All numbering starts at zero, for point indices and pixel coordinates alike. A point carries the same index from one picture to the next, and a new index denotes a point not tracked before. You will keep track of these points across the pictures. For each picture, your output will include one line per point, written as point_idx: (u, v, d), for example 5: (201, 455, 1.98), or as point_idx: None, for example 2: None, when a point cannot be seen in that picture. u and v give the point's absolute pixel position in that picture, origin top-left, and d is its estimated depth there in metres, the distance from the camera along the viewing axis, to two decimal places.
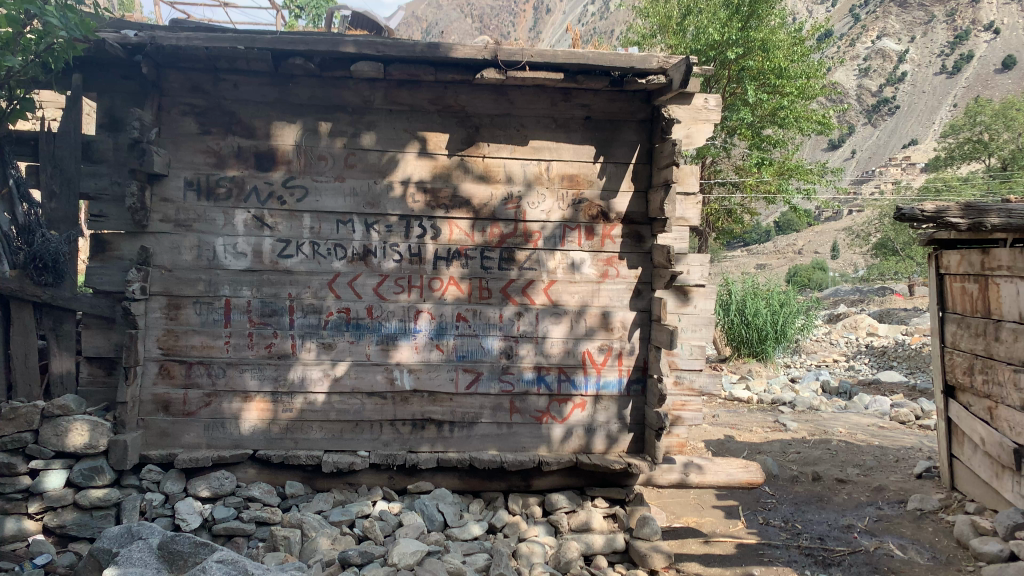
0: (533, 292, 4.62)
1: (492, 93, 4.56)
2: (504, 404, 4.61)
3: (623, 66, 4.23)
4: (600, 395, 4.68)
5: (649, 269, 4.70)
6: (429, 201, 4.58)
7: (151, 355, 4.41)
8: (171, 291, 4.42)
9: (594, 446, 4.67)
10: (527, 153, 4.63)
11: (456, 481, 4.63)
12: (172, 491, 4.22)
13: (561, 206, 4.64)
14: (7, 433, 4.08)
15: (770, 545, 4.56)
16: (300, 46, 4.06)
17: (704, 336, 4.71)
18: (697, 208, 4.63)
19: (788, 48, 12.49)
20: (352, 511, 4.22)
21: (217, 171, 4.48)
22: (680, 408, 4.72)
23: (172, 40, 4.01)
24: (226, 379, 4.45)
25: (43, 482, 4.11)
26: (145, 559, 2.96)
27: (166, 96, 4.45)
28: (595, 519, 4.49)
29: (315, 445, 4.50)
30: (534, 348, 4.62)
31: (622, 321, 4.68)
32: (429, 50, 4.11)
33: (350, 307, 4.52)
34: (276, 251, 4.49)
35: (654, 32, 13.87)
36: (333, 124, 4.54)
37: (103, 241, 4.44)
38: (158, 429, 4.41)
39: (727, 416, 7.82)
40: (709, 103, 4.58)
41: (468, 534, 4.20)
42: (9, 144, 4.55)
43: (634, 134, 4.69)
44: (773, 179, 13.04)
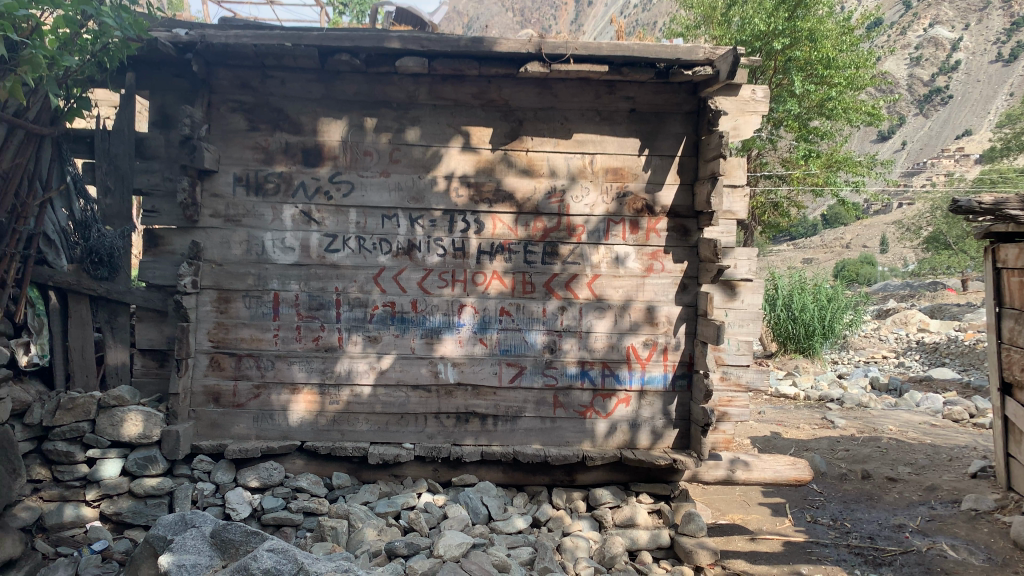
0: (577, 286, 4.61)
1: (536, 87, 4.56)
2: (548, 399, 4.61)
3: (669, 58, 4.19)
4: (645, 390, 4.64)
5: (695, 263, 4.64)
6: (473, 196, 4.59)
7: (202, 348, 4.51)
8: (222, 284, 4.51)
9: (639, 442, 4.64)
10: (571, 146, 4.62)
11: (500, 475, 4.65)
12: (223, 481, 4.32)
13: (605, 200, 4.62)
14: (65, 423, 4.20)
15: (818, 544, 4.49)
16: (345, 42, 4.10)
17: (751, 331, 4.64)
18: (745, 200, 4.59)
19: (836, 37, 12.20)
20: (398, 503, 4.26)
21: (265, 167, 4.55)
22: (727, 404, 4.67)
23: (221, 38, 4.11)
24: (275, 371, 4.53)
25: (99, 470, 4.22)
26: (199, 546, 3.00)
27: (216, 93, 4.53)
28: (640, 515, 4.47)
29: (362, 437, 4.55)
30: (578, 342, 4.61)
31: (668, 316, 4.64)
32: (472, 44, 4.11)
33: (395, 301, 4.56)
34: (324, 246, 4.54)
35: (699, 23, 13.69)
36: (378, 119, 4.58)
37: (155, 236, 4.54)
38: (209, 420, 4.50)
39: (774, 413, 7.70)
40: (757, 94, 4.53)
41: (512, 527, 4.20)
42: (66, 142, 4.64)
43: (679, 127, 4.64)
44: (821, 171, 12.78)
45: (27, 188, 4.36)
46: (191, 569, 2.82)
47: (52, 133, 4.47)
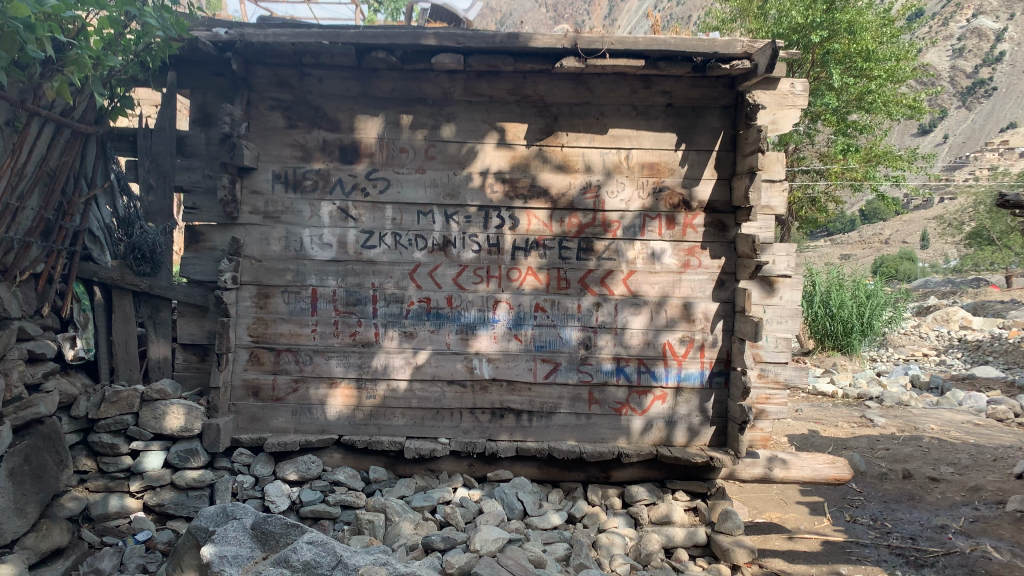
0: (612, 283, 4.59)
1: (571, 82, 4.52)
2: (583, 395, 4.60)
3: (706, 52, 4.15)
4: (681, 387, 4.61)
5: (733, 259, 4.59)
6: (507, 191, 4.59)
7: (242, 343, 4.58)
8: (261, 280, 4.57)
9: (675, 439, 4.61)
10: (606, 141, 4.60)
11: (535, 470, 4.66)
12: (262, 474, 4.38)
13: (641, 195, 4.59)
14: (109, 415, 4.28)
15: (858, 544, 4.42)
16: (382, 39, 4.13)
17: (790, 328, 4.58)
18: (783, 195, 4.52)
19: (876, 29, 11.97)
20: (434, 497, 4.28)
21: (303, 164, 4.60)
22: (764, 402, 4.61)
23: (259, 36, 4.18)
24: (313, 366, 4.58)
25: (143, 462, 4.31)
26: (240, 538, 3.04)
27: (255, 91, 4.58)
28: (676, 512, 4.44)
29: (398, 431, 4.59)
30: (613, 338, 4.59)
31: (704, 312, 4.60)
32: (508, 40, 4.11)
33: (430, 297, 4.58)
34: (360, 242, 4.58)
35: (735, 17, 13.49)
36: (414, 116, 4.61)
37: (196, 232, 4.62)
38: (249, 414, 4.57)
39: (811, 411, 7.59)
40: (796, 88, 4.45)
41: (547, 523, 4.20)
42: (109, 140, 4.73)
43: (717, 121, 4.59)
44: (860, 166, 12.54)
45: (74, 185, 4.44)
46: (233, 560, 2.86)
47: (97, 132, 4.55)
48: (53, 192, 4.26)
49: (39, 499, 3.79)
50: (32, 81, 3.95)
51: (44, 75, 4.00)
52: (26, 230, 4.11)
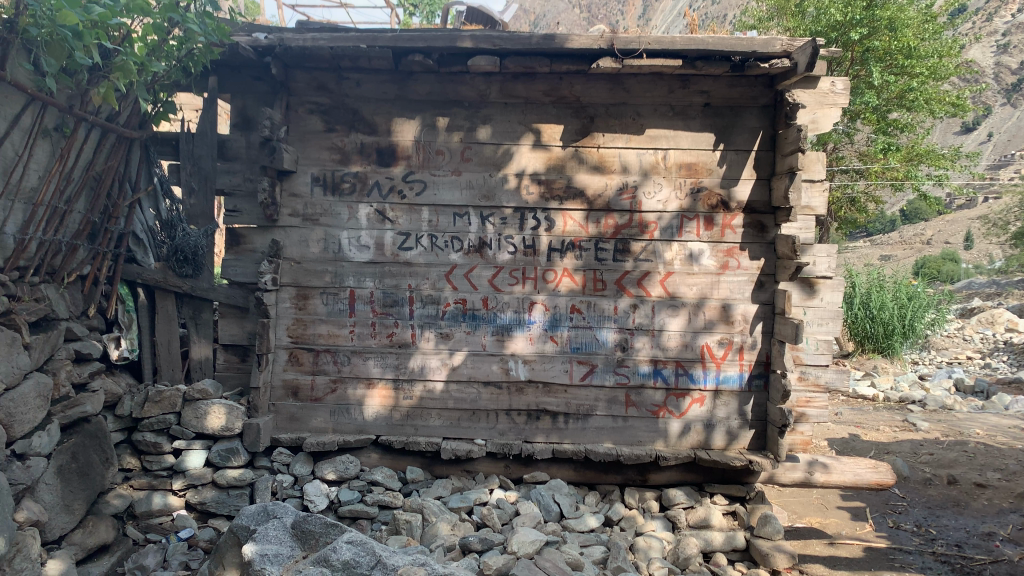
0: (650, 284, 4.56)
1: (608, 83, 4.52)
2: (620, 398, 4.57)
3: (745, 51, 4.11)
4: (720, 390, 4.56)
5: (772, 260, 4.53)
6: (543, 193, 4.59)
7: (282, 343, 4.63)
8: (300, 281, 4.62)
9: (713, 442, 4.56)
10: (643, 142, 4.57)
11: (571, 473, 4.64)
12: (301, 473, 4.42)
13: (678, 195, 4.56)
14: (153, 415, 4.37)
15: (902, 550, 4.34)
16: (418, 42, 4.16)
17: (831, 330, 4.50)
18: (824, 195, 4.45)
19: (918, 25, 11.73)
20: (471, 498, 4.29)
21: (341, 167, 4.64)
22: (805, 405, 4.55)
23: (298, 40, 4.19)
24: (351, 367, 4.61)
25: (185, 461, 4.39)
26: (280, 536, 3.07)
27: (294, 95, 4.64)
28: (715, 516, 4.39)
29: (435, 432, 4.61)
30: (650, 340, 4.56)
31: (743, 314, 4.55)
32: (544, 41, 4.11)
33: (466, 298, 4.59)
34: (397, 244, 4.62)
35: (772, 15, 13.29)
36: (450, 118, 4.63)
37: (237, 234, 4.69)
38: (289, 414, 4.62)
39: (852, 414, 7.45)
40: (837, 86, 4.39)
41: (584, 526, 4.19)
42: (153, 144, 4.81)
43: (755, 120, 4.54)
44: (901, 165, 12.30)
45: (119, 189, 4.52)
46: (273, 558, 2.89)
47: (141, 136, 4.63)
48: (99, 195, 4.35)
49: (86, 496, 3.88)
50: (79, 87, 4.04)
51: (91, 81, 4.07)
52: (73, 233, 4.20)
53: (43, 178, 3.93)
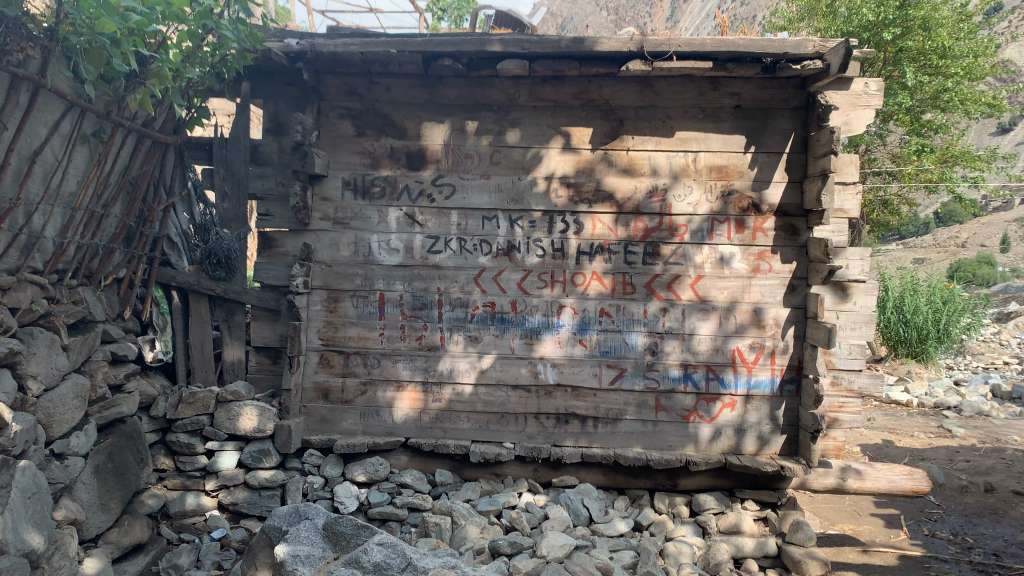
0: (680, 287, 4.53)
1: (637, 85, 4.50)
2: (649, 402, 4.54)
3: (776, 53, 4.08)
4: (751, 395, 4.52)
5: (805, 264, 4.48)
6: (573, 196, 4.59)
7: (313, 346, 4.68)
8: (331, 285, 4.67)
9: (744, 447, 4.52)
10: (673, 144, 4.55)
11: (600, 477, 4.61)
12: (332, 475, 4.45)
13: (709, 198, 4.52)
14: (187, 416, 4.42)
15: (938, 559, 4.26)
16: (448, 47, 4.19)
17: (864, 334, 4.45)
18: (858, 198, 4.40)
19: (953, 25, 11.52)
20: (500, 501, 4.30)
21: (372, 171, 4.68)
22: (837, 410, 4.48)
23: (330, 46, 4.26)
24: (381, 369, 4.64)
25: (218, 462, 4.44)
26: (312, 538, 3.09)
27: (325, 100, 4.70)
28: (746, 522, 4.35)
29: (463, 435, 4.62)
30: (680, 344, 4.53)
31: (775, 318, 4.50)
32: (574, 44, 4.11)
33: (495, 301, 4.60)
34: (426, 247, 4.64)
35: (803, 16, 13.06)
36: (479, 122, 4.65)
37: (269, 238, 4.76)
38: (319, 416, 4.66)
39: (885, 420, 7.34)
40: (870, 87, 4.32)
41: (613, 530, 4.17)
42: (187, 150, 4.88)
43: (787, 122, 4.49)
44: (935, 167, 12.09)
45: (154, 194, 4.60)
46: (305, 559, 2.91)
47: (176, 141, 4.70)
48: (135, 200, 4.42)
49: (122, 495, 3.94)
50: (116, 93, 4.08)
51: (128, 88, 4.12)
52: (110, 237, 4.28)
53: (81, 183, 3.99)
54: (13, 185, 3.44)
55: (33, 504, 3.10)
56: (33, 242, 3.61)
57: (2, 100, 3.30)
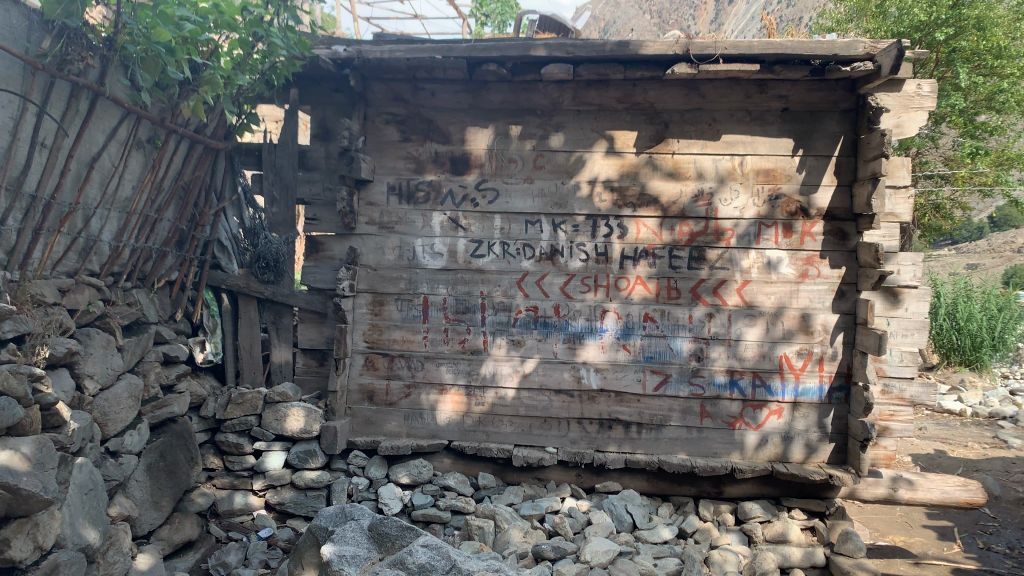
0: (726, 292, 4.48)
1: (682, 88, 4.47)
2: (694, 408, 4.50)
3: (825, 54, 4.01)
4: (799, 402, 4.44)
5: (854, 269, 4.40)
6: (616, 201, 4.57)
7: (358, 348, 4.73)
8: (376, 288, 4.72)
9: (791, 455, 4.44)
10: (719, 147, 4.50)
11: (644, 483, 4.58)
12: (376, 476, 4.49)
13: (756, 202, 4.47)
14: (236, 416, 4.52)
15: (993, 573, 4.14)
16: (493, 52, 4.21)
17: (916, 341, 4.32)
18: (909, 202, 4.30)
19: (1010, 23, 11.06)
20: (543, 506, 4.29)
21: (416, 176, 4.73)
22: (888, 419, 4.39)
23: (376, 53, 4.30)
24: (424, 372, 4.68)
25: (265, 462, 4.51)
26: (358, 538, 3.12)
27: (371, 106, 4.77)
28: (793, 531, 4.27)
29: (506, 439, 4.63)
30: (726, 350, 4.47)
31: (824, 324, 4.41)
32: (618, 48, 4.10)
33: (538, 305, 4.60)
34: (470, 251, 4.67)
35: (851, 17, 12.29)
36: (523, 126, 4.66)
37: (316, 242, 4.83)
38: (364, 418, 4.70)
39: (938, 429, 7.15)
40: (923, 88, 4.21)
41: (658, 537, 4.13)
42: (237, 155, 4.97)
43: (836, 125, 4.42)
44: (991, 169, 11.63)
45: (205, 198, 4.70)
46: (351, 560, 2.94)
47: (226, 147, 4.79)
48: (187, 205, 4.52)
49: (173, 493, 4.03)
50: (170, 100, 4.18)
51: (181, 95, 4.21)
52: (162, 241, 4.39)
53: (136, 189, 4.10)
54: (72, 190, 3.56)
55: (89, 499, 3.19)
56: (91, 244, 3.72)
57: (63, 108, 3.41)
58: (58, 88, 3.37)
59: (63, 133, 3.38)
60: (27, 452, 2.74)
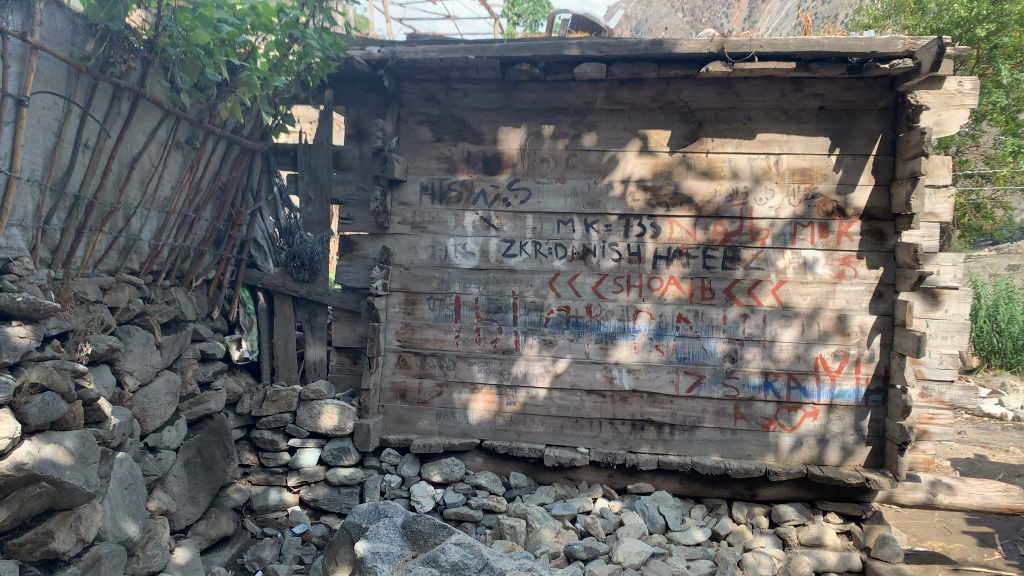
0: (761, 293, 4.44)
1: (717, 86, 4.44)
2: (728, 410, 4.46)
3: (863, 52, 3.95)
4: (835, 404, 4.38)
5: (893, 270, 4.32)
6: (650, 199, 4.55)
7: (391, 347, 4.76)
8: (409, 287, 4.75)
9: (827, 458, 4.39)
10: (754, 146, 4.46)
11: (677, 485, 4.55)
12: (408, 474, 4.52)
13: (792, 202, 4.42)
14: (271, 413, 4.59)
15: None
16: (526, 52, 4.21)
17: (956, 344, 4.24)
18: (949, 201, 4.21)
19: None
20: (574, 506, 4.28)
21: (449, 176, 4.75)
22: (927, 422, 4.30)
23: (410, 53, 4.33)
24: (456, 371, 4.69)
25: (300, 459, 4.56)
26: (391, 535, 3.14)
27: (405, 107, 4.80)
28: (828, 535, 4.22)
29: (537, 438, 4.63)
30: (761, 351, 4.43)
31: (861, 325, 4.35)
32: (653, 47, 4.08)
33: (570, 305, 4.59)
34: (502, 251, 4.67)
35: (888, 13, 10.90)
36: (556, 126, 4.66)
37: (351, 241, 4.88)
38: (397, 416, 4.73)
39: (978, 434, 7.00)
40: (965, 85, 4.15)
41: (691, 539, 4.10)
42: (273, 155, 5.03)
43: (874, 124, 4.35)
44: None
45: (242, 198, 4.77)
46: (384, 556, 2.96)
47: (263, 147, 4.85)
48: (224, 204, 4.59)
49: (210, 488, 4.10)
50: (208, 101, 4.24)
51: (219, 96, 4.27)
52: (201, 240, 4.47)
53: (175, 189, 4.17)
54: (114, 190, 3.63)
55: (129, 494, 3.26)
56: (132, 243, 3.79)
57: (105, 110, 3.48)
58: (101, 90, 3.44)
59: (106, 134, 3.45)
60: (70, 446, 2.81)
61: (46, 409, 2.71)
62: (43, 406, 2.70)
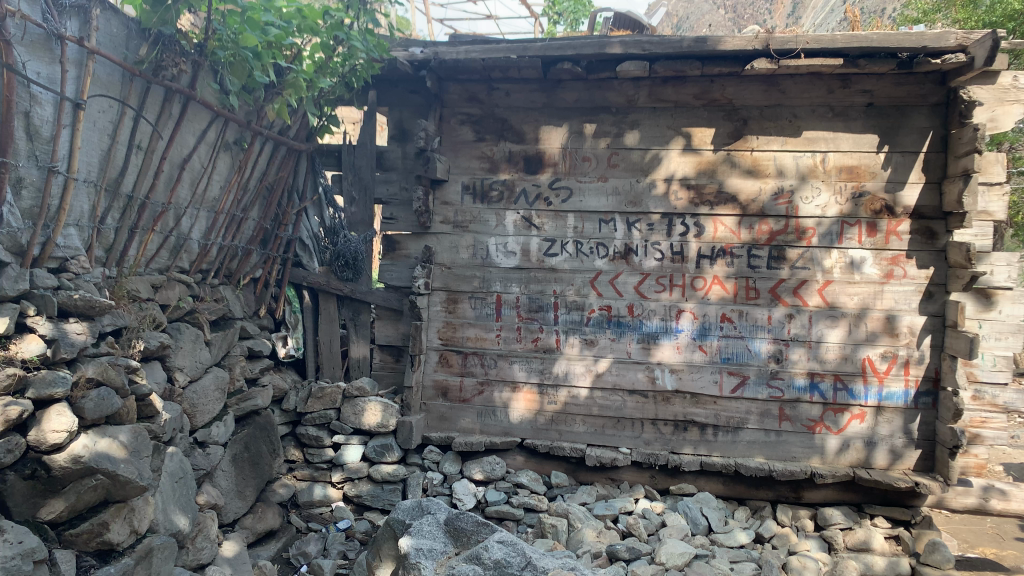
0: (806, 293, 4.37)
1: (762, 84, 4.38)
2: (773, 411, 4.40)
3: (914, 47, 3.86)
4: (883, 406, 4.30)
5: (944, 269, 4.23)
6: (693, 198, 4.51)
7: (433, 345, 4.80)
8: (451, 286, 4.78)
9: (875, 461, 4.30)
10: (800, 144, 4.40)
11: (720, 486, 4.50)
12: (450, 471, 4.55)
13: (839, 200, 4.35)
14: (316, 410, 4.67)
15: None
16: (568, 51, 4.21)
17: (1011, 345, 4.12)
18: (1004, 199, 4.11)
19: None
20: (616, 506, 4.27)
21: (490, 175, 4.77)
22: (979, 425, 4.20)
23: (452, 54, 4.36)
24: (497, 370, 4.71)
25: (343, 455, 4.62)
26: (434, 532, 3.16)
27: (447, 107, 4.84)
28: (876, 539, 4.14)
29: (579, 437, 4.62)
30: (807, 352, 4.36)
31: (910, 326, 4.26)
32: (696, 44, 4.06)
33: (612, 305, 4.58)
34: (543, 250, 4.68)
35: (938, 7, 9.88)
36: (598, 125, 4.65)
37: (393, 241, 4.93)
38: (438, 414, 4.77)
39: None
40: (1019, 81, 4.06)
41: (734, 541, 4.06)
42: (318, 156, 5.10)
43: (924, 121, 4.26)
44: None
45: (288, 198, 4.85)
46: (428, 552, 2.98)
47: (308, 148, 4.92)
48: (271, 204, 4.67)
49: (257, 484, 4.17)
50: (256, 103, 4.31)
51: (267, 98, 4.34)
52: (248, 239, 4.55)
53: (224, 189, 4.25)
54: (165, 191, 3.71)
55: (179, 487, 3.34)
56: (181, 242, 3.88)
57: (158, 112, 3.57)
58: (154, 92, 3.53)
59: (158, 135, 3.54)
60: (124, 440, 2.88)
61: (102, 403, 2.79)
62: (98, 401, 2.78)
